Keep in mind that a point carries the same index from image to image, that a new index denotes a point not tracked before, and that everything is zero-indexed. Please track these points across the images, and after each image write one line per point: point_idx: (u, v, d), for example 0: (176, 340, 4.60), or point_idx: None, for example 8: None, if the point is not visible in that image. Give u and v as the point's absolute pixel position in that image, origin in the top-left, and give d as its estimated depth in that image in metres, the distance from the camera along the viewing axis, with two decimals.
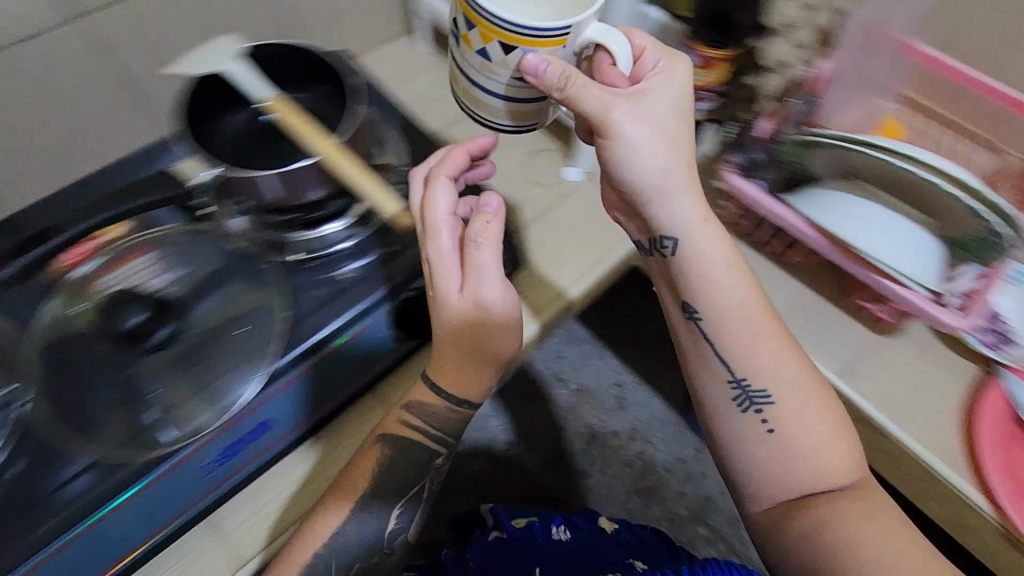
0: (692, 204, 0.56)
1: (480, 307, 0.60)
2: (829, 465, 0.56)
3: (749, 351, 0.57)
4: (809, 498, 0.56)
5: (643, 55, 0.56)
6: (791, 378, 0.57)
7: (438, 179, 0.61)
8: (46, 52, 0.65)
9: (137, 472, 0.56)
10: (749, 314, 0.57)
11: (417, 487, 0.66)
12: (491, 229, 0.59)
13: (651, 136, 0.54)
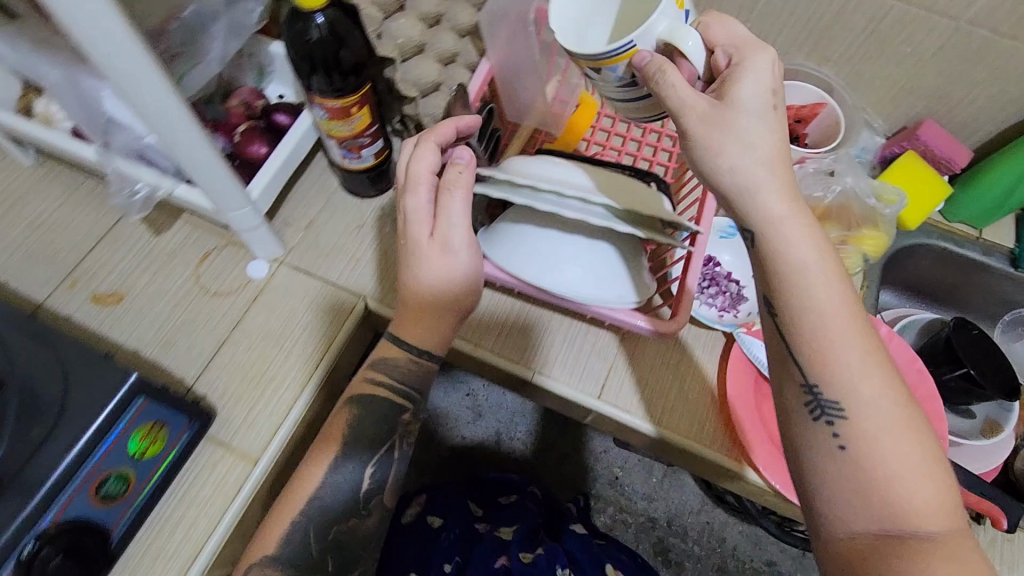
0: (811, 250, 0.43)
1: (443, 244, 0.53)
2: (908, 491, 0.39)
3: (826, 362, 0.42)
4: (874, 520, 0.39)
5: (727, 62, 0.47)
6: (863, 392, 0.42)
7: (424, 143, 0.54)
8: None
9: None
10: (839, 321, 0.42)
11: (382, 445, 0.61)
12: (465, 179, 0.53)
13: (768, 156, 0.44)
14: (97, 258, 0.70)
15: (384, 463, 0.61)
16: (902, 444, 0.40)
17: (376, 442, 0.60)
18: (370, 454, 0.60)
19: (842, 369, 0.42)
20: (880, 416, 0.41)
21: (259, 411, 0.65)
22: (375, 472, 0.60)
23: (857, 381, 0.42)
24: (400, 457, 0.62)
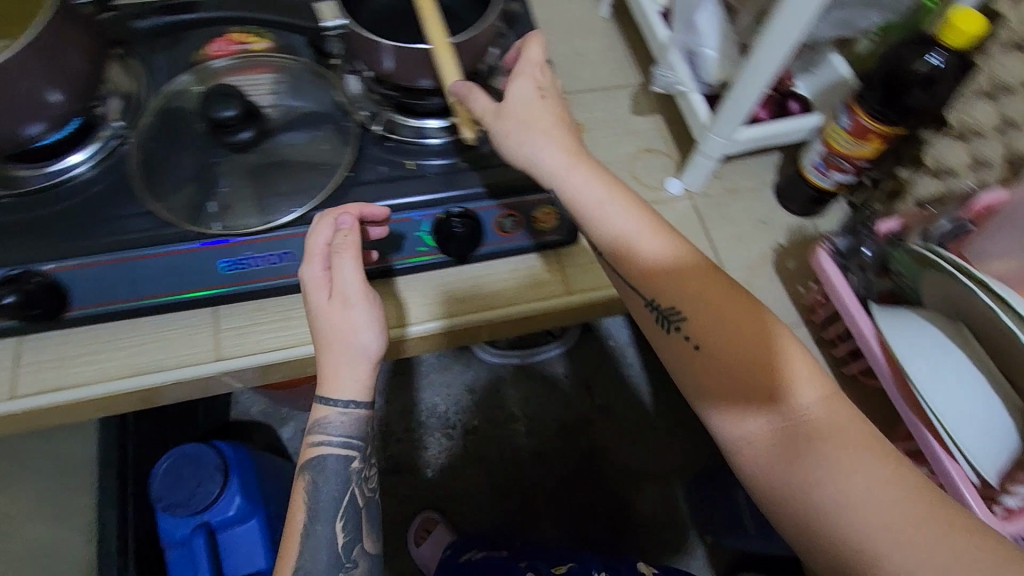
0: (636, 219, 0.59)
1: (343, 300, 0.61)
2: (799, 403, 0.52)
3: (659, 288, 0.58)
4: (765, 420, 0.53)
5: (542, 98, 0.61)
6: (656, 259, 0.58)
7: (325, 217, 0.61)
8: None
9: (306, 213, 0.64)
10: (683, 268, 0.58)
11: (347, 491, 0.65)
12: (336, 308, 0.61)
13: (565, 136, 0.60)
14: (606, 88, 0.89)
15: (351, 503, 0.65)
16: (766, 352, 0.54)
17: (339, 470, 0.64)
18: (340, 492, 0.64)
19: (676, 293, 0.57)
20: (703, 305, 0.56)
21: None
22: (349, 504, 0.65)
23: (685, 289, 0.57)
24: (368, 502, 0.67)
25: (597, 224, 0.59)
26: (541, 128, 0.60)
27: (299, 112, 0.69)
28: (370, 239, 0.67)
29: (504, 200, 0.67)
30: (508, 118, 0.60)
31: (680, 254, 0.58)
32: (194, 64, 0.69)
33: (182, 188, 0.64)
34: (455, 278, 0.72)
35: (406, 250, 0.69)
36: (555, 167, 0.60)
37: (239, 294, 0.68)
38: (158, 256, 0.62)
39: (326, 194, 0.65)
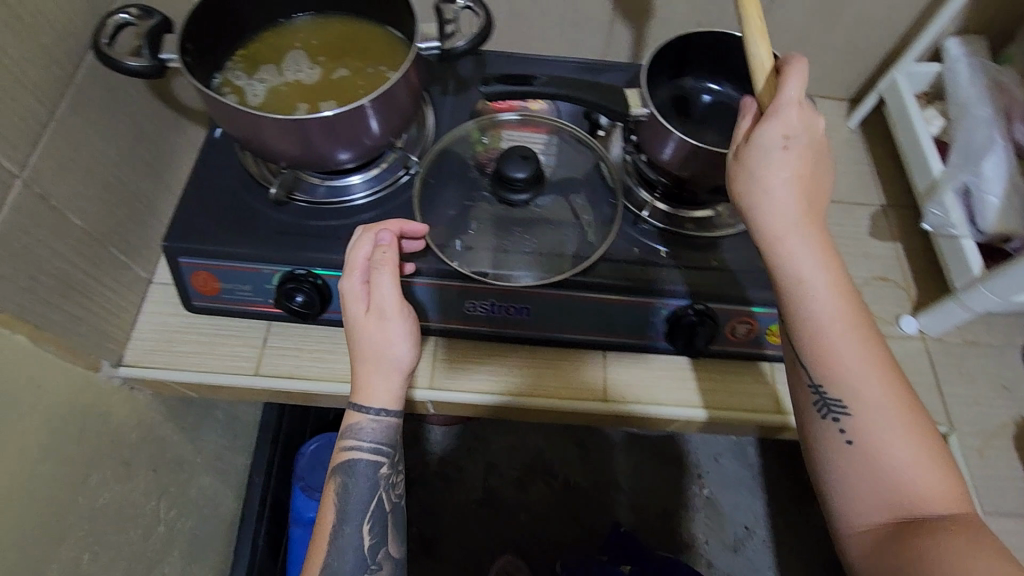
0: (835, 299, 0.49)
1: (380, 315, 0.57)
2: (922, 491, 0.47)
3: (829, 372, 0.50)
4: (891, 512, 0.48)
5: (785, 149, 0.48)
6: (833, 328, 0.49)
7: (369, 233, 0.59)
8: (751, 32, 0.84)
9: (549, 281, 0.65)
10: (845, 324, 0.49)
11: (375, 495, 0.61)
12: (370, 322, 0.57)
13: (803, 186, 0.49)
14: (847, 203, 0.85)
15: (379, 508, 0.61)
16: (897, 435, 0.48)
17: (369, 475, 0.60)
18: (369, 497, 0.60)
19: (831, 361, 0.50)
20: (852, 363, 0.49)
21: None
22: (376, 508, 0.61)
23: (836, 352, 0.49)
24: (395, 507, 0.63)
25: (794, 303, 0.50)
26: (781, 183, 0.48)
27: (562, 177, 0.71)
28: (594, 316, 0.67)
29: (747, 312, 0.65)
30: (749, 174, 0.49)
31: (846, 302, 0.49)
32: (477, 114, 0.74)
33: (446, 226, 0.68)
34: (652, 366, 0.72)
35: (631, 333, 0.68)
36: (779, 233, 0.49)
37: (458, 333, 0.70)
38: (410, 286, 0.65)
39: (576, 268, 0.64)
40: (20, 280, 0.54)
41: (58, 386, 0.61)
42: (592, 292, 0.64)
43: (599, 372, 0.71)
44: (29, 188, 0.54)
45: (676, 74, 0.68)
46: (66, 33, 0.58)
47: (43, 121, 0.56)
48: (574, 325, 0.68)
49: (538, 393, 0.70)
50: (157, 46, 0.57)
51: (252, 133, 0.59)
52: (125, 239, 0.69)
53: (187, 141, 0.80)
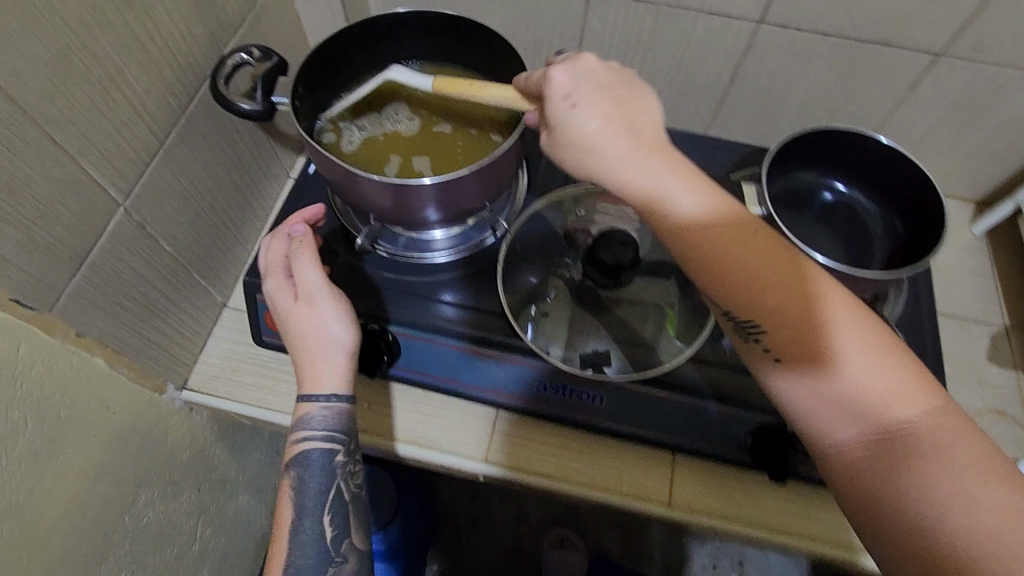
0: (696, 196, 0.44)
1: (308, 297, 0.58)
2: (864, 376, 0.41)
3: (756, 311, 0.44)
4: (865, 429, 0.41)
5: (575, 107, 0.45)
6: (743, 262, 0.43)
7: (278, 233, 0.61)
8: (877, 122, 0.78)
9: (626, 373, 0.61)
10: (748, 241, 0.43)
11: (332, 486, 0.59)
12: (301, 309, 0.58)
13: (665, 151, 0.46)
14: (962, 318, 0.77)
15: (338, 497, 0.60)
16: (839, 342, 0.41)
17: (323, 464, 0.59)
18: (327, 485, 0.59)
19: (766, 305, 0.43)
20: (791, 301, 0.42)
21: None
22: (334, 496, 0.59)
23: (755, 286, 0.43)
24: (356, 495, 0.61)
25: (698, 261, 0.44)
26: (599, 136, 0.45)
27: (653, 259, 0.67)
28: (669, 416, 0.62)
29: None
30: (569, 144, 0.46)
31: (721, 211, 0.44)
32: (571, 181, 0.71)
33: (525, 298, 0.65)
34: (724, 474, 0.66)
35: (709, 440, 0.63)
36: (651, 185, 0.44)
37: (519, 408, 0.67)
38: (479, 355, 0.63)
39: (660, 366, 0.61)
40: (106, 305, 0.54)
41: (124, 407, 0.61)
42: (671, 391, 0.60)
43: (664, 470, 0.66)
44: (130, 217, 0.55)
45: (798, 166, 0.62)
46: (188, 66, 0.58)
47: (154, 150, 0.56)
48: (644, 420, 0.63)
49: (594, 482, 0.65)
50: (271, 88, 0.57)
51: (352, 188, 0.59)
52: (209, 264, 0.69)
53: (279, 167, 0.80)
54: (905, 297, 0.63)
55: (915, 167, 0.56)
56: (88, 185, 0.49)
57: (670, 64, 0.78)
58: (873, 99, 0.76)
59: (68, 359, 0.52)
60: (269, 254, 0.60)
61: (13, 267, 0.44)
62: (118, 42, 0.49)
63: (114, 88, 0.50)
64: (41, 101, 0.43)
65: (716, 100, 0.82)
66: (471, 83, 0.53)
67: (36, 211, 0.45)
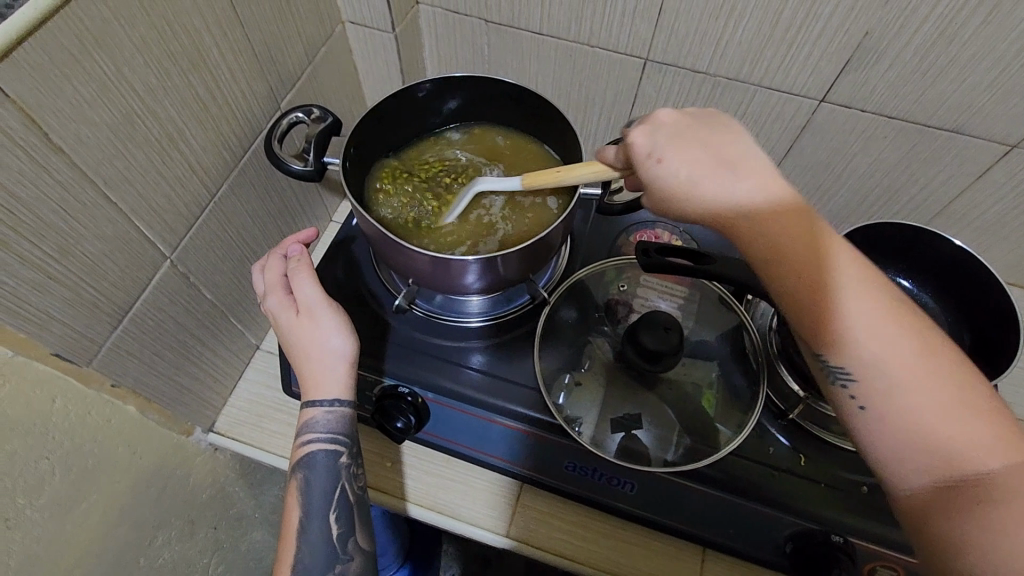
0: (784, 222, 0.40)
1: (309, 313, 0.56)
2: (954, 440, 0.35)
3: (829, 337, 0.39)
4: (943, 476, 0.35)
5: (662, 157, 0.44)
6: (821, 290, 0.39)
7: (273, 255, 0.59)
8: (942, 209, 0.75)
9: (658, 464, 0.58)
10: (840, 286, 0.38)
11: (337, 488, 0.56)
12: (301, 321, 0.56)
13: (761, 178, 0.42)
14: None
15: (344, 499, 0.56)
16: (922, 387, 0.36)
17: (329, 467, 0.56)
18: (333, 484, 0.55)
19: (841, 328, 0.38)
20: (874, 330, 0.37)
21: None
22: (341, 498, 0.56)
23: (830, 308, 0.38)
24: (361, 499, 0.57)
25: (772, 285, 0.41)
26: (688, 176, 0.43)
27: (697, 340, 0.64)
28: (699, 512, 0.59)
29: (895, 560, 0.54)
30: (670, 196, 0.44)
31: (809, 228, 0.40)
32: (616, 251, 0.70)
33: (558, 372, 0.63)
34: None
35: (745, 541, 0.59)
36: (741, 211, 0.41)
37: (541, 483, 0.64)
38: (507, 426, 0.61)
39: (694, 459, 0.58)
40: (143, 354, 0.54)
41: (151, 452, 0.61)
42: (707, 488, 0.57)
43: (690, 565, 0.63)
44: (175, 269, 0.55)
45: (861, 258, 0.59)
46: (244, 121, 0.59)
47: (204, 203, 0.57)
48: (672, 512, 0.60)
49: (615, 567, 0.63)
50: (323, 149, 0.58)
51: (392, 252, 0.58)
52: (247, 309, 0.69)
53: (323, 211, 0.81)
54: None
55: (992, 277, 0.53)
56: (137, 241, 0.50)
57: None
58: (938, 184, 0.72)
59: (100, 409, 0.52)
60: (265, 270, 0.58)
61: (56, 324, 0.44)
62: (179, 102, 0.50)
63: (171, 146, 0.51)
64: (101, 163, 0.44)
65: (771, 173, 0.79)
66: (556, 171, 0.52)
67: (85, 268, 0.45)
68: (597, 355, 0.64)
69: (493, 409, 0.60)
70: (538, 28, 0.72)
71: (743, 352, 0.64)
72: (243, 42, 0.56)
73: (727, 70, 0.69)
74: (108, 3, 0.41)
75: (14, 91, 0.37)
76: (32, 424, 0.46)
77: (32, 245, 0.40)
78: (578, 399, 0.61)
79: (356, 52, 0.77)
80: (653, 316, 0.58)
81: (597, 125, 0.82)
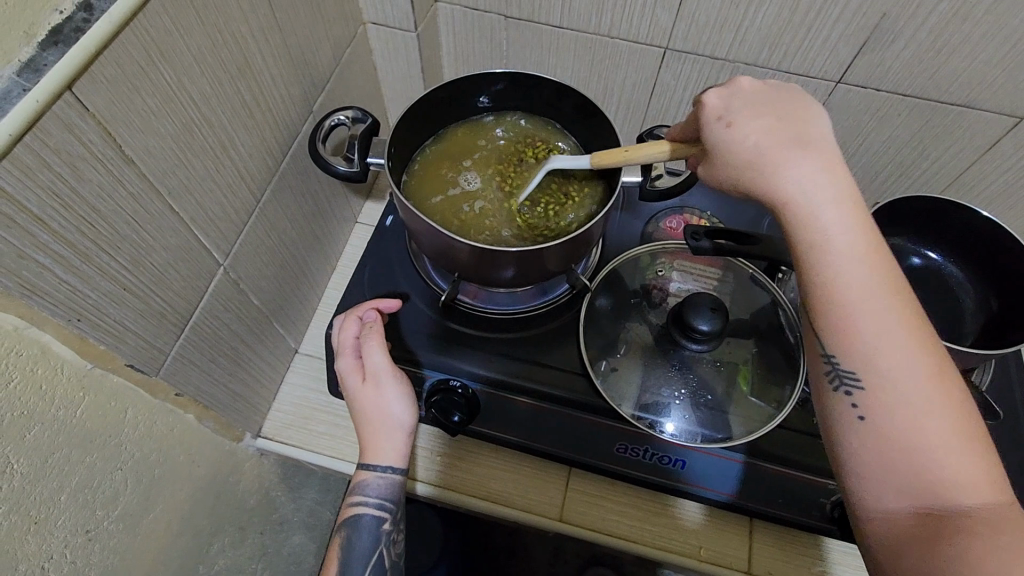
0: (835, 221, 0.41)
1: (376, 382, 0.58)
2: (937, 457, 0.36)
3: (845, 338, 0.40)
4: (911, 488, 0.36)
5: (734, 122, 0.45)
6: (857, 293, 0.39)
7: (348, 317, 0.61)
8: (952, 182, 0.78)
9: (709, 440, 0.60)
10: (875, 296, 0.39)
11: (374, 552, 0.58)
12: (365, 389, 0.58)
13: (828, 162, 0.42)
14: None
15: (379, 564, 0.58)
16: (923, 406, 0.37)
17: (372, 531, 0.58)
18: (373, 549, 0.57)
19: (860, 328, 0.39)
20: (885, 336, 0.39)
21: None
22: (377, 563, 0.57)
23: (856, 305, 0.39)
24: (394, 564, 0.59)
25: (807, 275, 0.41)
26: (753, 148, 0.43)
27: (735, 319, 0.66)
28: (748, 486, 0.61)
29: None
30: (727, 158, 0.45)
31: (856, 220, 0.41)
32: (647, 237, 0.71)
33: (606, 354, 0.64)
34: (799, 541, 0.65)
35: (791, 510, 0.61)
36: (793, 189, 0.42)
37: (590, 466, 0.66)
38: (561, 413, 0.62)
39: (730, 438, 0.59)
40: (202, 362, 0.55)
41: (207, 459, 0.62)
42: (756, 459, 0.59)
43: (736, 534, 0.65)
44: (228, 276, 0.56)
45: (888, 231, 0.63)
46: (283, 126, 0.60)
47: (251, 209, 0.57)
48: (721, 488, 0.62)
49: (665, 542, 0.65)
50: (367, 149, 0.59)
51: (436, 246, 0.58)
52: (287, 313, 0.70)
53: (350, 213, 0.81)
54: (992, 371, 0.63)
55: (1016, 243, 0.56)
56: (196, 249, 0.50)
57: None
58: (949, 158, 0.75)
59: (165, 417, 0.53)
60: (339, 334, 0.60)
61: (131, 335, 0.45)
62: (229, 109, 0.50)
63: (223, 154, 0.51)
64: (166, 173, 0.45)
65: None
66: (626, 149, 0.51)
67: (154, 279, 0.46)
68: (639, 336, 0.65)
69: (546, 395, 0.62)
70: (559, 22, 0.73)
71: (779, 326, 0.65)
72: (282, 48, 0.56)
73: (746, 56, 0.70)
74: (171, 15, 0.42)
75: (95, 106, 0.37)
76: (109, 436, 0.46)
77: (109, 257, 0.41)
78: (626, 380, 0.63)
79: (377, 53, 0.77)
80: (702, 297, 0.61)
81: (615, 115, 0.84)
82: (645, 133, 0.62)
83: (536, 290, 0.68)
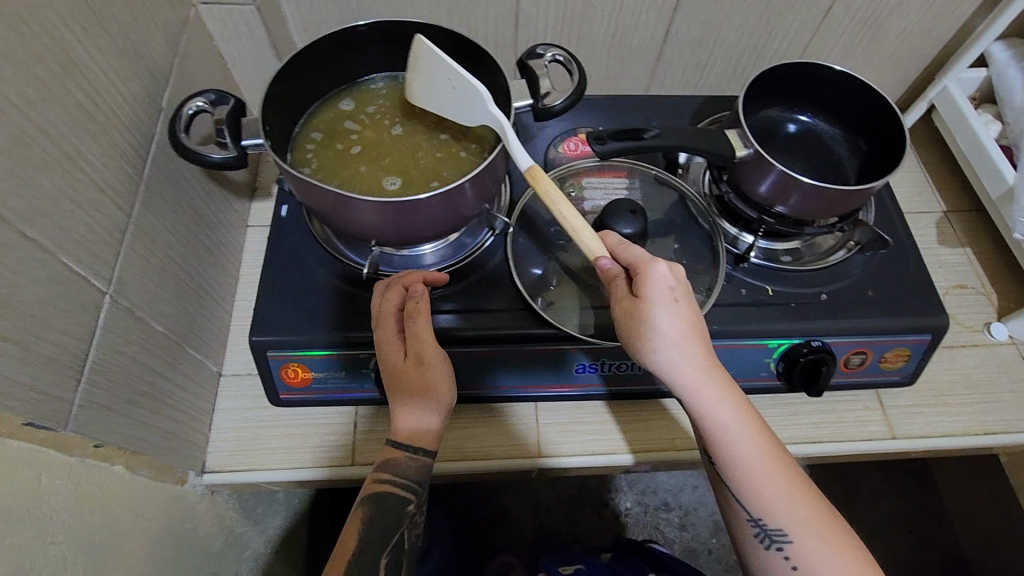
0: (735, 410, 0.51)
1: (419, 364, 0.54)
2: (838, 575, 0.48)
3: (758, 499, 0.50)
4: None
5: (671, 305, 0.49)
6: (758, 464, 0.51)
7: (393, 285, 0.57)
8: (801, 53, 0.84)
9: None
10: (767, 465, 0.51)
11: (395, 533, 0.56)
12: (405, 369, 0.54)
13: (713, 362, 0.51)
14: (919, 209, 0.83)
15: (398, 546, 0.56)
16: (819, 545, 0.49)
17: (397, 512, 0.56)
18: (392, 532, 0.56)
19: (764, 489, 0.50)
20: (782, 495, 0.50)
21: (935, 420, 0.69)
22: (395, 546, 0.56)
23: (760, 469, 0.50)
24: (411, 548, 0.58)
25: (721, 445, 0.51)
26: (677, 336, 0.49)
27: (651, 219, 0.67)
28: None
29: (862, 341, 0.64)
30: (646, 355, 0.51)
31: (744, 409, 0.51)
32: (550, 164, 0.71)
33: (540, 284, 0.64)
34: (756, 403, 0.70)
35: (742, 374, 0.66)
36: (701, 387, 0.50)
37: (550, 392, 0.68)
38: (513, 351, 0.62)
39: None
40: (116, 406, 0.48)
41: (155, 512, 0.56)
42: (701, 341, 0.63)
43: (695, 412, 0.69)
44: (119, 305, 0.49)
45: (763, 104, 0.68)
46: (134, 129, 0.53)
47: (123, 226, 0.51)
48: None
49: (635, 440, 0.68)
50: (239, 133, 0.54)
51: (342, 218, 0.55)
52: (197, 335, 0.64)
53: (237, 218, 0.75)
54: (872, 206, 0.71)
55: (870, 88, 0.63)
56: (71, 278, 0.44)
57: (608, 33, 0.80)
58: (794, 31, 0.81)
59: (89, 476, 0.46)
60: (384, 306, 0.56)
61: (20, 389, 0.38)
62: (65, 115, 0.44)
63: (73, 168, 0.44)
64: (7, 196, 0.38)
65: (657, 59, 0.84)
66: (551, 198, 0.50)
67: (28, 320, 0.39)
68: (568, 259, 0.66)
69: (491, 337, 0.61)
70: None
71: (691, 216, 0.68)
72: (106, 39, 0.50)
73: None
74: None
75: None
76: (29, 511, 0.40)
77: None
78: (567, 302, 0.63)
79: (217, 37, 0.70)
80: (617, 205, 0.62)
81: None
82: (525, 55, 0.62)
83: (456, 241, 0.67)
